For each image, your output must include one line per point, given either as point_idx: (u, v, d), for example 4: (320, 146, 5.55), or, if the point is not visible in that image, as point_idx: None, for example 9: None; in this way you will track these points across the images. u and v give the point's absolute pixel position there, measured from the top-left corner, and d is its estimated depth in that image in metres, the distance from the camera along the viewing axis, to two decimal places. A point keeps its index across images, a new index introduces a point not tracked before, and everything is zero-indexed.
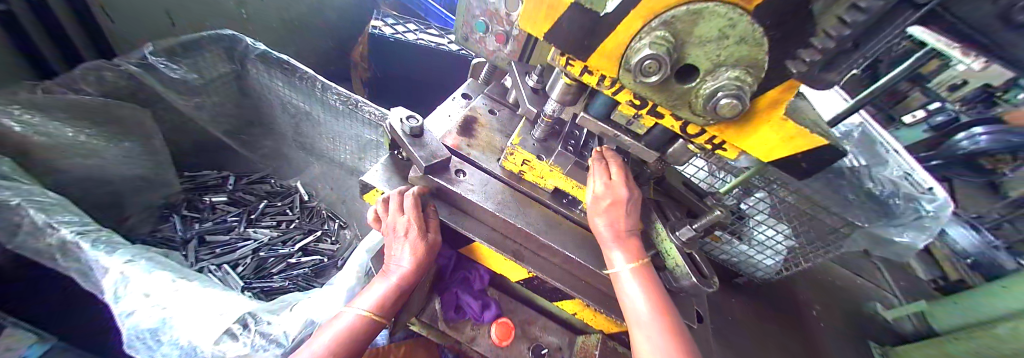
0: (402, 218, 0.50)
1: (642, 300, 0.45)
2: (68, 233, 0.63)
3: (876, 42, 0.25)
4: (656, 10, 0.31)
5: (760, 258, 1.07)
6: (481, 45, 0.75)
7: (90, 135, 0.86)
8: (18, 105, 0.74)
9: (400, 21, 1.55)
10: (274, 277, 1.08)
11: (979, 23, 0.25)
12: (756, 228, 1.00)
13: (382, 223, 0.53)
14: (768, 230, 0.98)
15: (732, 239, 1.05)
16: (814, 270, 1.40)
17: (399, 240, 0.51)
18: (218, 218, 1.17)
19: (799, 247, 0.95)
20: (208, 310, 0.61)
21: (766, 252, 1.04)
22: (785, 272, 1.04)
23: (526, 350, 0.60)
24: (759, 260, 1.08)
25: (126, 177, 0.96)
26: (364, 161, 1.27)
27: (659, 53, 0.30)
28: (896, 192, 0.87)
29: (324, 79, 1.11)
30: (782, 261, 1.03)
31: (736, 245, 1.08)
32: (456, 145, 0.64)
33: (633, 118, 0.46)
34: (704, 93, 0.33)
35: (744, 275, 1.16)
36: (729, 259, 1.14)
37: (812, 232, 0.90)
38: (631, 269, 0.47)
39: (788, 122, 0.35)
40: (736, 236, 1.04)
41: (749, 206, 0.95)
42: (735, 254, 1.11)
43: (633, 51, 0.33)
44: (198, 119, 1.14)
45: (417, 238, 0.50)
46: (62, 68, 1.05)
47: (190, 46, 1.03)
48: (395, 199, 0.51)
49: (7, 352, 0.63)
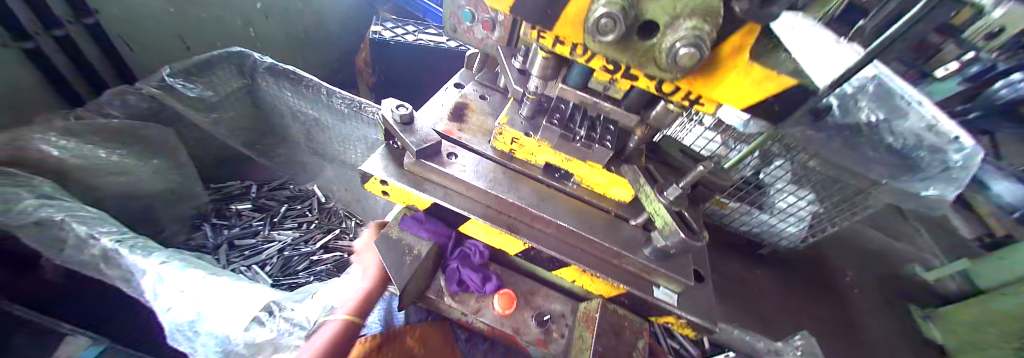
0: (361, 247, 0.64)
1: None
2: (109, 242, 0.70)
3: None
4: None
5: (782, 227, 1.04)
6: (469, 34, 0.77)
7: (120, 155, 0.94)
8: (54, 132, 0.82)
9: (399, 24, 1.58)
10: (300, 273, 1.15)
11: None
12: (776, 195, 0.98)
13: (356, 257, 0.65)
14: (789, 197, 0.96)
15: (752, 209, 1.03)
16: (846, 236, 1.38)
17: (367, 260, 0.60)
18: (244, 224, 1.24)
19: (823, 211, 0.94)
20: (238, 301, 0.67)
21: (789, 220, 1.01)
22: (810, 239, 1.02)
23: (530, 317, 0.64)
24: (781, 227, 1.04)
25: (156, 192, 1.04)
26: None
27: (614, 11, 0.31)
28: (918, 143, 0.60)
29: (328, 85, 1.16)
30: (807, 228, 1.01)
31: (756, 215, 1.05)
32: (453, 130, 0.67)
33: (609, 83, 0.47)
34: (666, 46, 0.34)
35: (769, 246, 1.12)
36: (750, 230, 1.10)
37: (836, 196, 0.90)
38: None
39: (756, 65, 0.35)
40: (751, 205, 1.03)
41: (768, 175, 0.94)
42: (756, 225, 1.08)
43: (593, 13, 0.34)
44: (217, 134, 1.21)
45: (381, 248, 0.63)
46: (89, 95, 1.15)
47: (202, 66, 1.10)
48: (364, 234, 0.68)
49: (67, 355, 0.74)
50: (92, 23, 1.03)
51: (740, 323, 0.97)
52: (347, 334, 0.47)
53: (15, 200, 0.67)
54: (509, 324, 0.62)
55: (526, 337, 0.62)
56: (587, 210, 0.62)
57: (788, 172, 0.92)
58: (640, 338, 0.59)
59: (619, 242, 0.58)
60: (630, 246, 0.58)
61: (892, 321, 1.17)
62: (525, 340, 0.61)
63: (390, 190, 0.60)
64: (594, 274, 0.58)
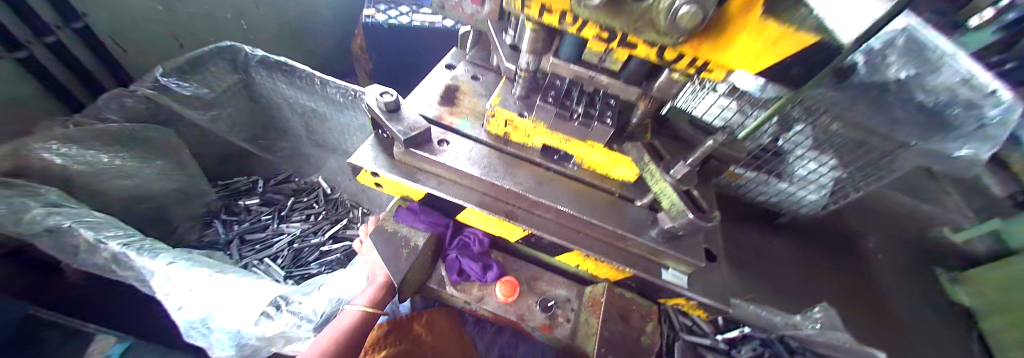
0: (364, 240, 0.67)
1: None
2: (116, 245, 0.71)
3: None
4: None
5: (802, 195, 0.92)
6: (457, 10, 0.69)
7: (123, 158, 0.94)
8: (55, 140, 0.82)
9: (392, 5, 1.51)
10: (312, 264, 1.17)
11: None
12: (797, 162, 0.85)
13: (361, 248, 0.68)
14: (810, 163, 0.84)
15: (770, 178, 0.91)
16: (873, 200, 1.28)
17: (371, 256, 0.64)
18: (254, 218, 1.26)
19: (847, 177, 0.83)
20: (245, 297, 0.67)
21: (809, 188, 0.89)
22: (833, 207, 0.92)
23: (535, 303, 0.63)
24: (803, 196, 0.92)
25: (164, 192, 1.06)
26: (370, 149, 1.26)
27: None
28: (953, 100, 0.70)
29: (320, 74, 1.12)
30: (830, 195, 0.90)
31: (774, 184, 0.93)
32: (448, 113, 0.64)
33: (605, 52, 0.42)
34: (665, 6, 0.29)
35: (788, 214, 1.01)
36: (767, 199, 1.00)
37: (860, 160, 0.81)
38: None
39: (769, 24, 0.29)
40: (768, 175, 0.92)
41: (788, 141, 0.83)
42: (773, 194, 0.97)
43: None
44: (217, 131, 1.20)
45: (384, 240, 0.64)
46: (87, 98, 1.16)
47: (195, 63, 1.07)
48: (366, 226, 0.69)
49: None
50: (80, 26, 1.03)
51: (758, 297, 0.87)
52: (361, 326, 0.55)
53: (26, 210, 0.69)
54: (513, 312, 0.62)
55: (530, 323, 0.61)
56: (589, 193, 0.59)
57: (811, 138, 0.81)
58: (650, 322, 0.58)
59: (624, 225, 0.55)
60: (635, 228, 0.55)
61: (914, 289, 1.11)
62: (530, 326, 0.61)
63: (383, 182, 0.58)
64: (597, 258, 0.56)
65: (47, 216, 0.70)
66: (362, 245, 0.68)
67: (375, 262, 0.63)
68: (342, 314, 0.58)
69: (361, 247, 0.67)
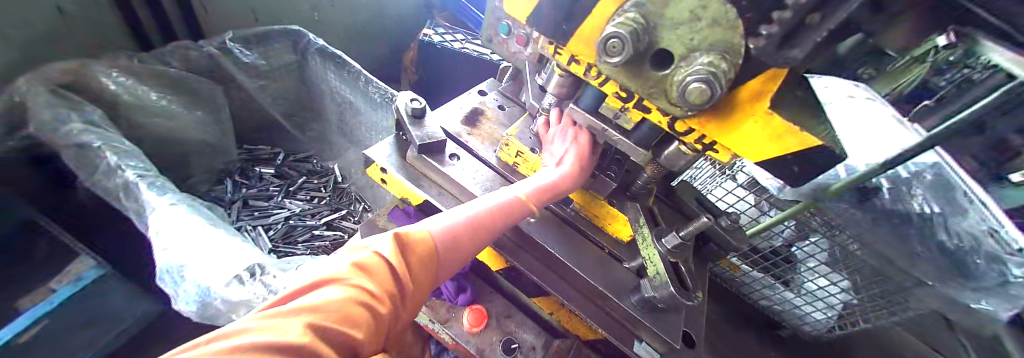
0: (555, 136, 0.55)
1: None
2: (111, 157, 0.78)
3: (833, 19, 0.21)
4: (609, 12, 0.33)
5: (807, 311, 0.98)
6: (503, 46, 0.74)
7: (169, 101, 1.02)
8: (117, 69, 0.91)
9: (450, 31, 1.65)
10: (298, 244, 1.20)
11: (857, 19, 0.27)
12: (806, 275, 0.94)
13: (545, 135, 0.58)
14: (820, 279, 0.92)
15: (778, 284, 0.99)
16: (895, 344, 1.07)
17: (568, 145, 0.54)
18: (262, 187, 1.32)
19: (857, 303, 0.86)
20: (216, 258, 0.70)
21: (817, 305, 0.95)
22: (839, 331, 0.94)
23: (498, 343, 0.59)
24: (806, 313, 0.98)
25: (198, 145, 1.14)
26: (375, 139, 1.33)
27: (707, 74, 0.29)
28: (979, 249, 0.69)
29: (368, 74, 1.20)
30: (836, 318, 0.93)
31: (780, 292, 1.00)
32: (477, 129, 0.68)
33: (620, 111, 0.45)
34: (677, 79, 0.32)
35: (788, 328, 1.02)
36: (771, 307, 1.03)
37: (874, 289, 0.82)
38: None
39: (774, 116, 0.31)
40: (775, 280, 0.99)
41: (802, 250, 0.92)
42: (778, 302, 1.01)
43: (677, 73, 0.32)
44: (261, 99, 1.27)
45: (580, 150, 0.52)
46: (160, 40, 1.19)
47: (263, 37, 1.16)
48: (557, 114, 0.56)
49: (72, 275, 0.82)
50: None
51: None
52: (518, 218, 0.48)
53: (83, 112, 0.83)
54: (475, 344, 0.58)
55: None
56: (582, 241, 0.58)
57: (826, 251, 0.88)
58: None
59: (608, 283, 0.53)
60: (617, 288, 0.53)
61: None
62: None
63: (388, 180, 0.61)
64: (572, 310, 0.55)
65: (105, 121, 0.87)
66: (549, 135, 0.57)
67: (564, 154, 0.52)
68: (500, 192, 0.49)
69: (546, 137, 0.57)
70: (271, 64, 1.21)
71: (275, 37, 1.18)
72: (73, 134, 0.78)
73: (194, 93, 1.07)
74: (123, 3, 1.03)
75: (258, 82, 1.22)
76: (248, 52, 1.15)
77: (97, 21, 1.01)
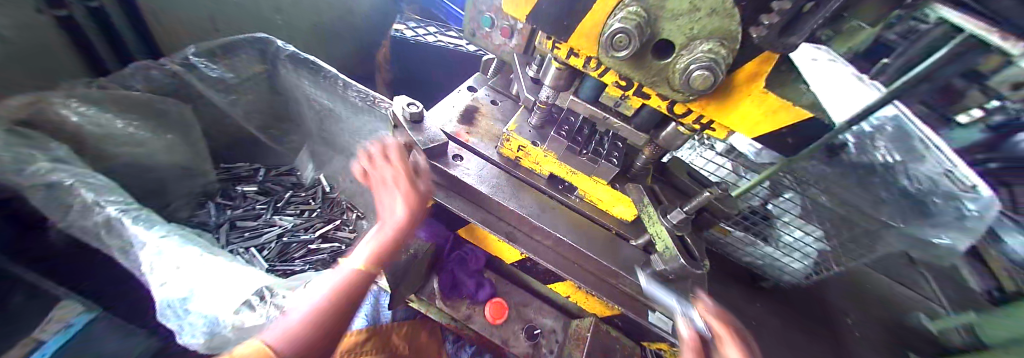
0: (377, 181, 0.50)
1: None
2: (88, 194, 0.74)
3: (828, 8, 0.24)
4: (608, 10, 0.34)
5: (786, 261, 0.98)
6: (487, 40, 0.74)
7: (134, 126, 0.95)
8: (76, 99, 0.83)
9: (421, 24, 1.61)
10: (296, 261, 1.17)
11: None
12: (783, 228, 0.98)
13: (370, 176, 0.52)
14: (795, 231, 0.97)
15: (756, 240, 1.00)
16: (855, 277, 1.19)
17: (388, 193, 0.50)
18: (248, 206, 1.27)
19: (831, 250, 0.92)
20: (221, 286, 0.68)
21: (794, 255, 0.97)
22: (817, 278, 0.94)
23: (520, 330, 0.63)
24: (785, 263, 0.98)
25: (172, 170, 1.07)
26: None
27: (707, 63, 0.31)
28: (937, 189, 0.70)
29: (345, 78, 1.16)
30: (812, 266, 0.94)
31: (760, 247, 1.00)
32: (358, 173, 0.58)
33: (620, 99, 0.47)
34: (680, 67, 0.34)
35: (769, 280, 1.02)
36: (752, 262, 1.04)
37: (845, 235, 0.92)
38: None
39: (769, 95, 0.34)
40: (750, 234, 1.01)
41: (775, 205, 0.99)
42: (759, 257, 1.02)
43: (678, 62, 0.34)
44: (233, 115, 1.21)
45: (408, 187, 0.48)
46: (116, 65, 1.13)
47: (228, 49, 1.10)
48: (377, 151, 0.51)
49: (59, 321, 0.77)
50: (94, 5, 0.97)
51: None
52: (361, 287, 0.44)
53: (47, 150, 0.76)
54: (498, 335, 0.62)
55: (514, 351, 0.61)
56: (588, 224, 0.61)
57: (798, 206, 0.99)
58: None
59: (619, 263, 0.56)
60: (629, 265, 0.57)
61: None
62: (513, 353, 0.61)
63: None
64: (587, 292, 0.58)
65: (71, 155, 0.81)
66: (374, 180, 0.51)
67: (389, 199, 0.49)
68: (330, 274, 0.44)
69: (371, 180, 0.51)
70: (239, 77, 1.15)
71: (239, 46, 1.12)
72: (42, 173, 0.72)
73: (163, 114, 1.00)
74: (74, 31, 0.95)
75: (227, 97, 1.16)
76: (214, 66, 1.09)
77: (47, 47, 0.93)
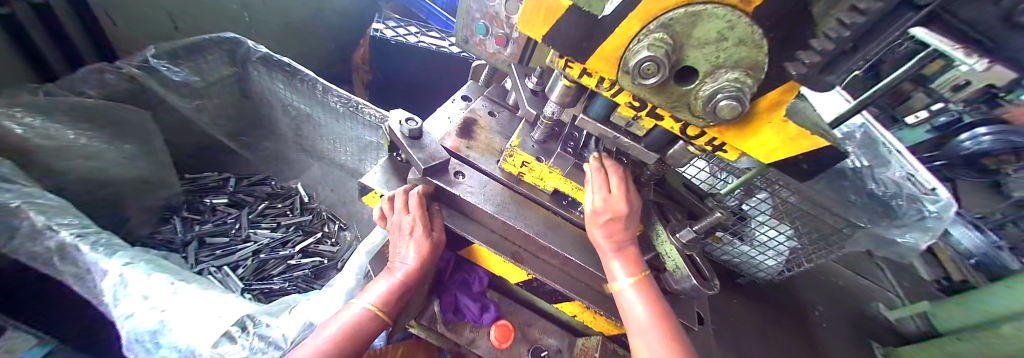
0: (395, 226, 0.53)
1: (642, 305, 0.46)
2: (37, 217, 0.65)
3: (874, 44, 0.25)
4: (629, 33, 0.33)
5: (760, 259, 1.05)
6: (480, 47, 0.69)
7: (86, 136, 0.85)
8: (20, 107, 0.76)
9: (401, 23, 1.54)
10: (274, 278, 1.09)
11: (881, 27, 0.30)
12: (757, 228, 0.98)
13: (388, 220, 0.54)
14: (769, 231, 0.96)
15: (733, 239, 1.04)
16: (827, 271, 1.30)
17: (403, 240, 0.52)
18: (219, 220, 1.18)
19: (801, 248, 0.93)
20: (198, 316, 0.62)
21: (767, 253, 1.02)
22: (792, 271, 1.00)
23: (526, 352, 0.62)
24: (760, 261, 1.06)
25: (133, 184, 0.97)
26: (364, 163, 1.24)
27: (734, 94, 0.30)
28: (899, 192, 0.86)
29: (324, 81, 1.08)
30: (784, 262, 1.00)
31: (738, 246, 1.07)
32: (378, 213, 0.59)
33: (632, 119, 0.46)
34: (704, 95, 0.33)
35: (747, 277, 1.13)
36: (730, 259, 1.13)
37: (814, 233, 0.89)
38: (631, 279, 0.48)
39: (789, 123, 0.34)
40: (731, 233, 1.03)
41: (750, 207, 0.93)
42: (737, 255, 1.10)
43: (701, 89, 0.33)
44: (199, 121, 1.12)
45: (422, 237, 0.51)
46: (65, 68, 1.03)
47: (192, 49, 1.01)
48: (400, 198, 0.53)
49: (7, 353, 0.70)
50: (41, 2, 0.88)
51: None
52: (368, 326, 0.49)
53: None
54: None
55: None
56: None
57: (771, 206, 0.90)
58: None
59: None
60: None
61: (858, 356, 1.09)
62: None
63: None
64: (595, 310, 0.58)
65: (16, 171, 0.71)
66: (391, 224, 0.53)
67: (403, 246, 0.52)
68: (346, 311, 0.50)
69: (389, 223, 0.53)
70: (206, 80, 1.06)
71: (205, 46, 1.02)
72: None
73: (121, 122, 0.91)
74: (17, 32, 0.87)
75: (193, 103, 1.07)
76: (177, 69, 1.00)
77: None
